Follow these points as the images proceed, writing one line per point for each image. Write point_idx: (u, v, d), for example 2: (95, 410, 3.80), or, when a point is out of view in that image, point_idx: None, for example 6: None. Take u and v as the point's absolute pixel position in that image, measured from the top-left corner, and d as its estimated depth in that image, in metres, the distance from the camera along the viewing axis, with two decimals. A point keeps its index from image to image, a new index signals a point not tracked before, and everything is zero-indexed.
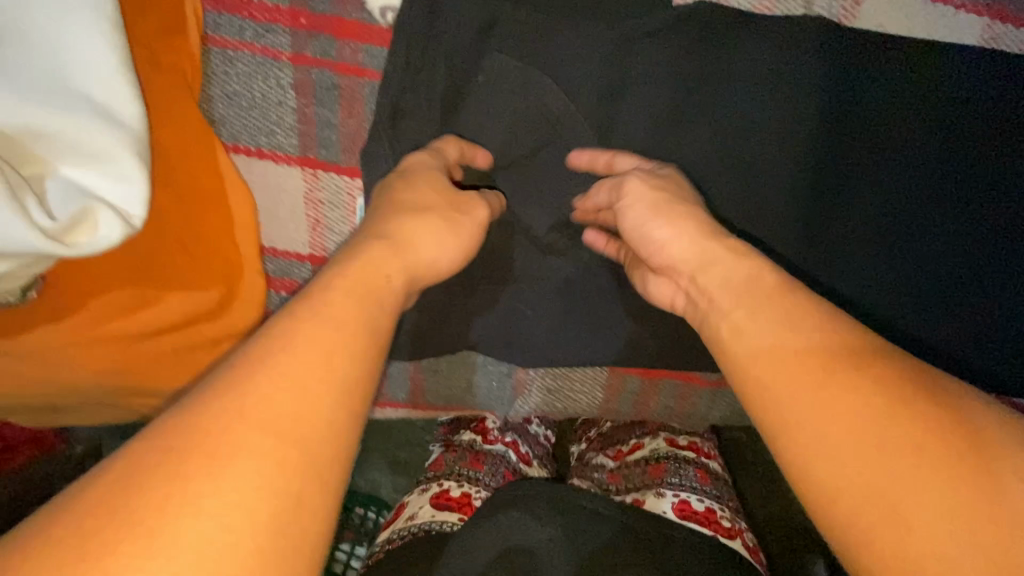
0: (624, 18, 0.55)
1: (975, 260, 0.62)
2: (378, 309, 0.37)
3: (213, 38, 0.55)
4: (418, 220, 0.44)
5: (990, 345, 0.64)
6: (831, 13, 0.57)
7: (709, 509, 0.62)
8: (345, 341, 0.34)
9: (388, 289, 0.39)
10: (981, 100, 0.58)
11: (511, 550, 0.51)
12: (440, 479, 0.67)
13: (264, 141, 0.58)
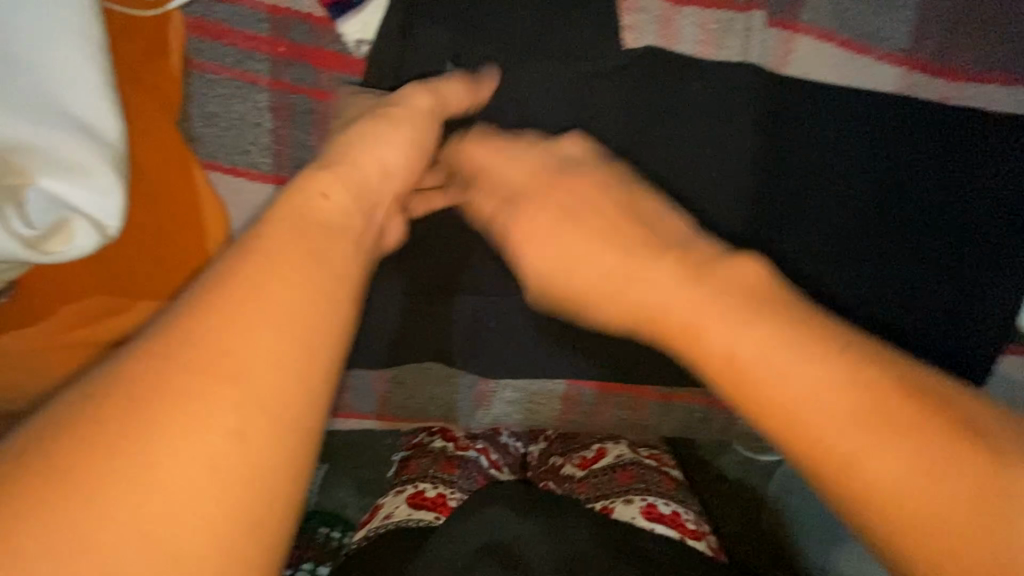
0: (581, 58, 0.61)
1: (910, 261, 0.68)
2: (332, 247, 0.39)
3: (194, 62, 0.59)
4: (363, 143, 0.48)
5: (936, 335, 0.70)
6: (764, 61, 0.63)
7: (674, 513, 0.73)
8: (300, 276, 0.37)
9: (339, 224, 0.41)
10: (906, 112, 0.64)
11: (494, 542, 0.59)
12: (416, 482, 0.78)
13: (239, 159, 0.62)
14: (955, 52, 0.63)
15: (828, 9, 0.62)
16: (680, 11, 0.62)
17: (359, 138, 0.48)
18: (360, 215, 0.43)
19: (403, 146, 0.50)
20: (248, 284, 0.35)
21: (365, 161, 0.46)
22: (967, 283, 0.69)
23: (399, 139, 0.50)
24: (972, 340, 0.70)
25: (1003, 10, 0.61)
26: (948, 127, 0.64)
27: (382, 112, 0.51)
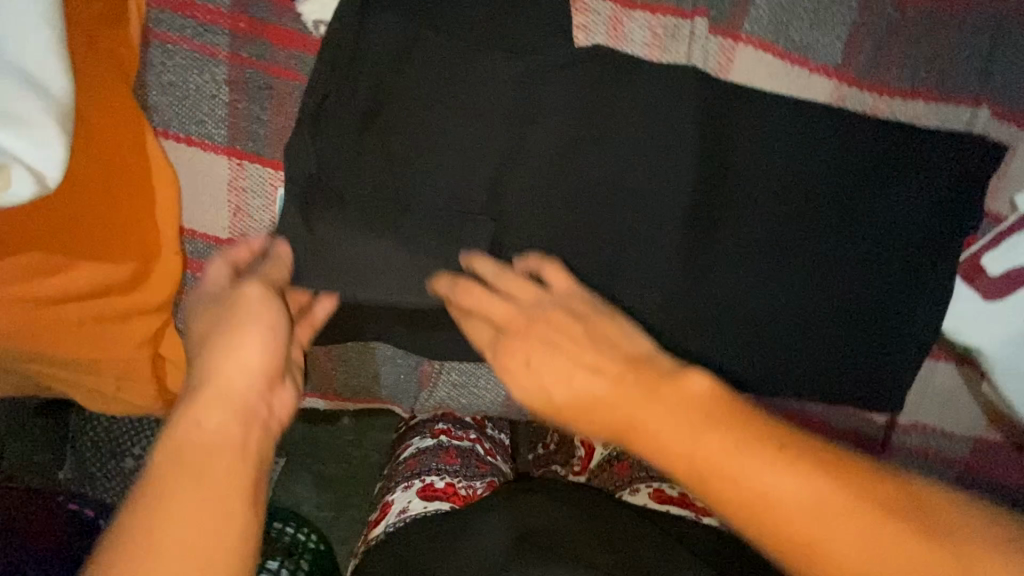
0: (532, 54, 0.65)
1: (837, 295, 0.71)
2: (222, 457, 0.48)
3: (153, 31, 0.60)
4: (220, 358, 0.53)
5: (859, 364, 0.73)
6: (706, 66, 0.67)
7: (682, 494, 0.74)
8: (200, 501, 0.45)
9: (229, 434, 0.49)
10: (842, 140, 0.68)
11: (528, 528, 0.60)
12: (422, 476, 0.78)
13: (193, 129, 0.62)
14: (883, 67, 0.67)
15: (766, 22, 0.67)
16: (629, 13, 0.65)
17: (226, 351, 0.53)
18: (249, 417, 0.51)
19: (259, 342, 0.54)
20: (152, 527, 0.43)
21: (227, 370, 0.52)
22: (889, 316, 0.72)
23: (251, 340, 0.54)
24: (888, 373, 0.74)
25: (925, 31, 0.66)
26: (878, 161, 0.68)
27: (229, 318, 0.55)
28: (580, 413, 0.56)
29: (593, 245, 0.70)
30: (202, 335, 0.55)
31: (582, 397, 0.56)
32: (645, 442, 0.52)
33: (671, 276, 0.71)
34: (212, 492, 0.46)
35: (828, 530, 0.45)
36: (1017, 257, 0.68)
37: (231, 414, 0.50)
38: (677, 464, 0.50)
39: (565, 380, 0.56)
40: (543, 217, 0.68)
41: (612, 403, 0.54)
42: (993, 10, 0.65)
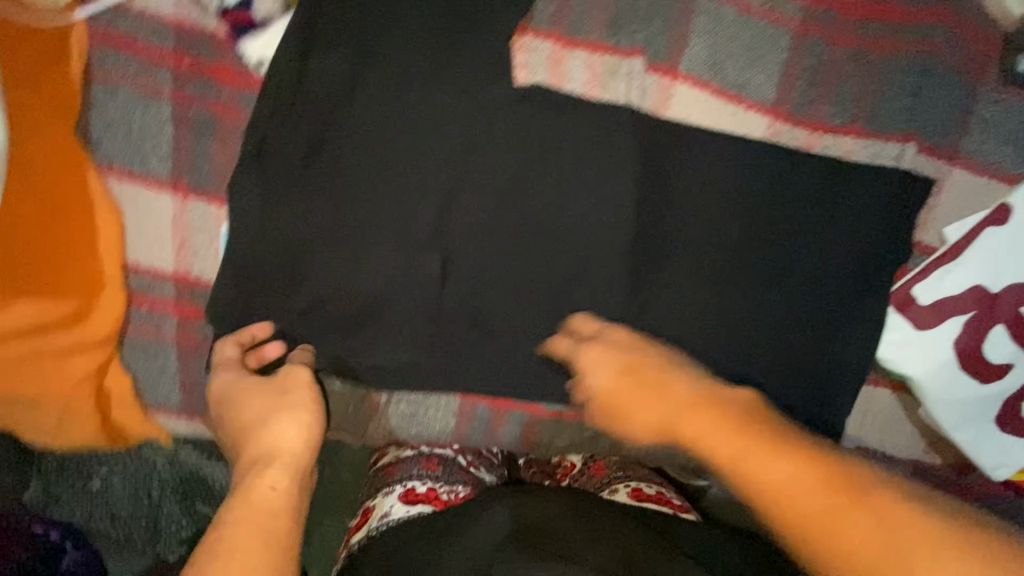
0: (473, 92, 0.66)
1: (772, 331, 0.71)
2: (278, 518, 0.50)
3: (97, 70, 0.61)
4: (272, 429, 0.56)
5: (809, 387, 0.71)
6: (645, 105, 0.69)
7: (659, 491, 0.70)
8: (255, 558, 0.46)
9: (285, 503, 0.52)
10: (775, 163, 0.69)
11: (528, 529, 0.53)
12: (404, 480, 0.69)
13: (137, 166, 0.63)
14: (816, 105, 0.69)
15: (703, 60, 0.69)
16: (570, 53, 0.68)
17: (276, 428, 0.56)
18: (299, 494, 0.54)
19: (305, 422, 0.57)
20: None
21: (278, 443, 0.55)
22: (834, 338, 0.71)
23: (299, 417, 0.57)
24: (836, 403, 0.72)
25: (853, 71, 0.69)
26: (814, 181, 0.69)
27: (280, 397, 0.59)
28: (637, 418, 0.59)
29: (536, 275, 0.70)
30: (248, 413, 0.58)
31: (637, 400, 0.59)
32: (684, 439, 0.55)
33: (623, 311, 0.71)
34: (265, 552, 0.47)
35: (825, 506, 0.44)
36: (946, 287, 0.70)
37: (286, 483, 0.53)
38: (713, 454, 0.52)
39: (616, 392, 0.61)
40: (490, 250, 0.69)
41: (669, 402, 0.57)
42: (914, 52, 0.68)
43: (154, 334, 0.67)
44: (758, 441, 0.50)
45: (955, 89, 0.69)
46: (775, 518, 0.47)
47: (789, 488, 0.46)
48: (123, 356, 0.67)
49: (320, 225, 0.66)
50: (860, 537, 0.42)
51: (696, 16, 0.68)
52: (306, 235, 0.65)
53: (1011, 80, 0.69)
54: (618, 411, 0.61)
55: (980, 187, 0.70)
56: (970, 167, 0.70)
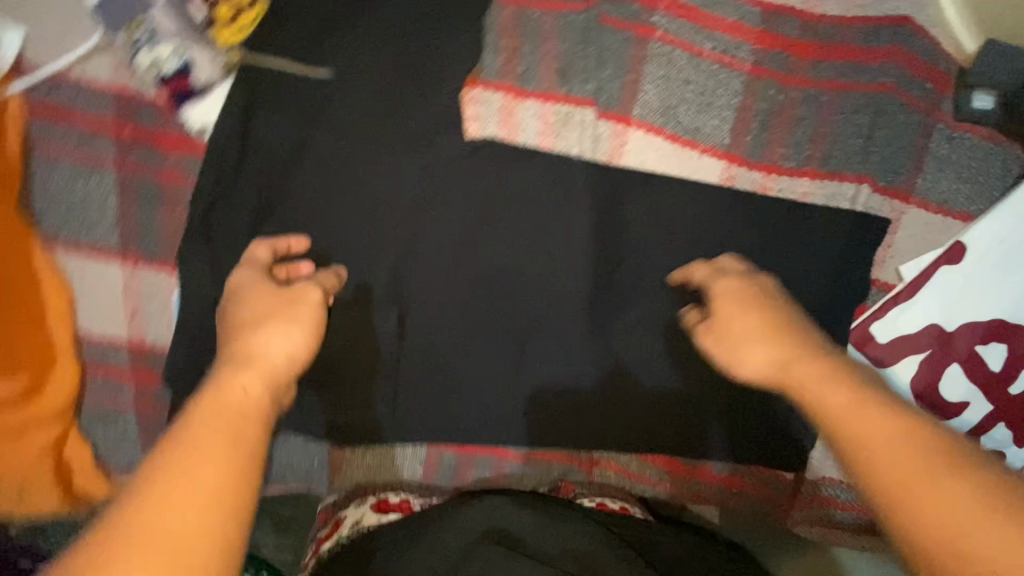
0: (423, 147, 0.66)
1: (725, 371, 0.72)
2: (246, 427, 0.40)
3: (37, 143, 0.60)
4: (272, 341, 0.48)
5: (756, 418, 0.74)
6: (599, 151, 0.69)
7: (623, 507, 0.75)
8: (214, 479, 0.36)
9: (252, 413, 0.41)
10: (729, 205, 0.68)
11: (491, 532, 0.59)
12: (378, 492, 0.73)
13: (83, 237, 0.62)
14: (770, 148, 0.69)
15: (656, 106, 0.69)
16: (521, 103, 0.68)
17: (275, 338, 0.48)
18: (276, 400, 0.44)
19: (308, 334, 0.49)
20: (162, 480, 0.35)
21: (268, 356, 0.46)
22: None
23: (305, 330, 0.49)
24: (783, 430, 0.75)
25: (806, 113, 0.68)
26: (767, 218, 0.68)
27: (290, 308, 0.50)
28: (751, 355, 0.50)
29: (495, 327, 0.70)
30: (246, 315, 0.50)
31: (751, 338, 0.51)
32: (792, 375, 0.47)
33: (583, 355, 0.72)
34: (231, 454, 0.38)
35: (889, 443, 0.38)
36: (902, 325, 0.69)
37: (259, 396, 0.42)
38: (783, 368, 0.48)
39: (734, 319, 0.53)
40: (448, 303, 0.69)
41: (780, 344, 0.49)
42: (868, 92, 0.68)
43: (111, 404, 0.65)
44: (813, 363, 0.46)
45: (909, 128, 0.68)
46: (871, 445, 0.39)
47: (853, 413, 0.41)
48: (84, 428, 0.65)
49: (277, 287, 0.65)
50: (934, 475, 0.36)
51: (646, 62, 0.68)
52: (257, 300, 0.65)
53: (966, 117, 0.68)
54: (734, 335, 0.52)
55: (935, 224, 0.70)
56: (924, 206, 0.70)
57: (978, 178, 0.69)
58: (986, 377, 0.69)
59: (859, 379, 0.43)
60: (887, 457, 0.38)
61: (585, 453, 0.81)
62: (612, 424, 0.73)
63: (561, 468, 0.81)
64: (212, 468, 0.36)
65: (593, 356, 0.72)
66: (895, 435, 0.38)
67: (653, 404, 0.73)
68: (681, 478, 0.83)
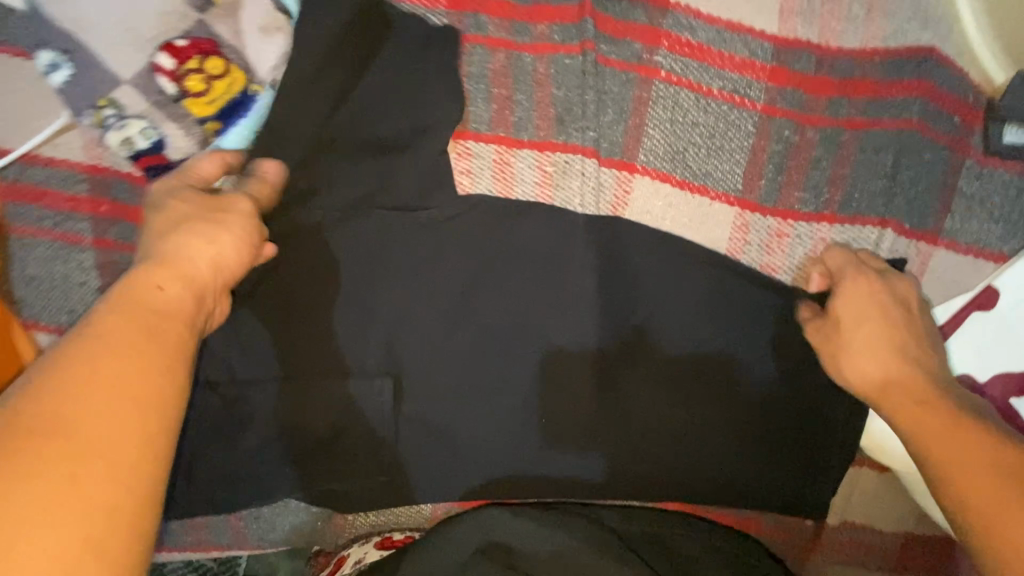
0: (418, 205, 0.62)
1: (740, 424, 0.69)
2: (166, 330, 0.41)
3: (13, 227, 0.58)
4: (197, 244, 0.47)
5: (771, 469, 0.71)
6: (603, 199, 0.65)
7: None
8: (137, 375, 0.37)
9: (173, 314, 0.42)
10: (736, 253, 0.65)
11: (487, 546, 0.61)
12: (384, 531, 0.71)
13: (64, 320, 0.59)
14: (786, 192, 0.65)
15: (661, 151, 0.65)
16: (517, 153, 0.64)
17: (204, 240, 0.48)
18: (201, 305, 0.45)
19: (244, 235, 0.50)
20: (73, 382, 0.35)
21: (194, 259, 0.46)
22: (796, 422, 0.69)
23: (235, 232, 0.49)
24: (803, 482, 0.72)
25: (824, 154, 0.64)
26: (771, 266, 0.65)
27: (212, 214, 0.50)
28: (858, 364, 0.56)
29: (500, 384, 0.67)
30: (174, 213, 0.49)
31: (866, 351, 0.56)
32: (895, 384, 0.54)
33: (591, 408, 0.69)
34: (156, 356, 0.39)
35: (934, 433, 0.48)
36: None
37: (181, 297, 0.44)
38: (885, 372, 0.55)
39: (856, 318, 0.58)
40: (451, 362, 0.66)
41: (887, 363, 0.55)
42: (890, 129, 0.63)
43: None
44: (913, 395, 0.52)
45: (934, 165, 0.64)
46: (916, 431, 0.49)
47: (901, 404, 0.52)
48: None
49: (271, 352, 0.63)
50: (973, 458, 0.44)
51: (650, 104, 0.64)
52: (253, 375, 0.63)
53: (997, 152, 0.63)
54: (853, 344, 0.57)
55: (966, 266, 0.66)
56: (953, 247, 0.65)
57: (1011, 217, 0.65)
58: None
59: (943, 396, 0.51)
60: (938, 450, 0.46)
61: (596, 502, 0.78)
62: (624, 480, 0.71)
63: None
64: (135, 370, 0.37)
65: (601, 410, 0.69)
66: (945, 431, 0.47)
67: (664, 454, 0.70)
68: None
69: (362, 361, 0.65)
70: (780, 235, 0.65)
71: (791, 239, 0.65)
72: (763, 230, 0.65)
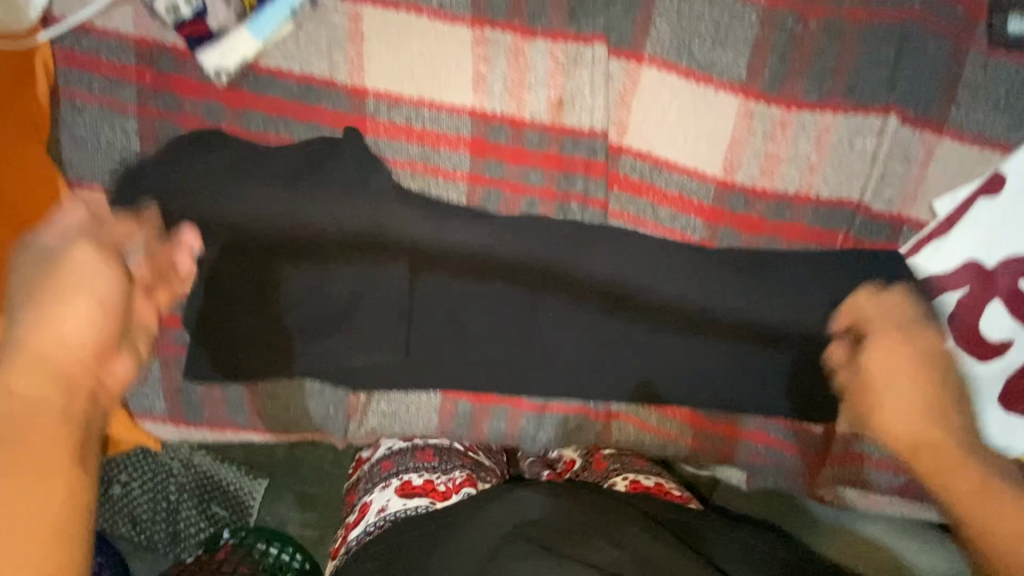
0: (436, 87, 0.66)
1: (741, 314, 0.71)
2: (34, 430, 0.36)
3: (63, 90, 0.62)
4: (52, 321, 0.41)
5: (770, 359, 0.74)
6: (614, 88, 0.67)
7: (658, 484, 0.74)
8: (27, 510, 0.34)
9: (35, 412, 0.37)
10: (738, 140, 0.68)
11: (520, 524, 0.54)
12: (400, 474, 0.71)
13: (106, 180, 0.65)
14: (791, 81, 0.66)
15: (670, 43, 0.66)
16: (530, 43, 0.65)
17: (51, 315, 0.41)
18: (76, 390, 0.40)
19: (98, 293, 0.43)
20: None
21: (47, 337, 0.40)
22: (794, 315, 0.71)
23: (95, 294, 0.43)
24: (799, 376, 0.75)
25: (828, 42, 0.65)
26: (770, 152, 0.68)
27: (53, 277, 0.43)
28: (928, 457, 0.50)
29: (513, 269, 0.70)
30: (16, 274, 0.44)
31: (926, 442, 0.51)
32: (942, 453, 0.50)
33: (600, 294, 0.71)
34: (33, 475, 0.35)
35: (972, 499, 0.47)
36: (937, 262, 0.68)
37: (48, 392, 0.38)
38: (905, 435, 0.52)
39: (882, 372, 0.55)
40: (465, 246, 0.69)
41: (932, 437, 0.51)
42: (897, 19, 0.64)
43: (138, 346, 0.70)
44: (962, 468, 0.49)
45: (939, 56, 0.65)
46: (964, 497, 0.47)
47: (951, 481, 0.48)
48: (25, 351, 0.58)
49: (292, 227, 0.66)
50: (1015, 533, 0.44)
51: None
52: (275, 249, 0.66)
53: (1003, 41, 0.64)
54: (879, 403, 0.53)
55: (971, 158, 0.66)
56: (959, 138, 0.66)
57: (1018, 108, 0.65)
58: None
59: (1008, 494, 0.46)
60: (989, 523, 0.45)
61: (601, 404, 0.78)
62: (632, 392, 0.76)
63: (577, 418, 0.79)
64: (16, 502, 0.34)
65: (611, 299, 0.72)
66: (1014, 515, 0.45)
67: (670, 343, 0.73)
68: (703, 431, 0.80)
69: (381, 238, 0.67)
70: (781, 122, 0.67)
71: (793, 126, 0.67)
72: (765, 118, 0.67)
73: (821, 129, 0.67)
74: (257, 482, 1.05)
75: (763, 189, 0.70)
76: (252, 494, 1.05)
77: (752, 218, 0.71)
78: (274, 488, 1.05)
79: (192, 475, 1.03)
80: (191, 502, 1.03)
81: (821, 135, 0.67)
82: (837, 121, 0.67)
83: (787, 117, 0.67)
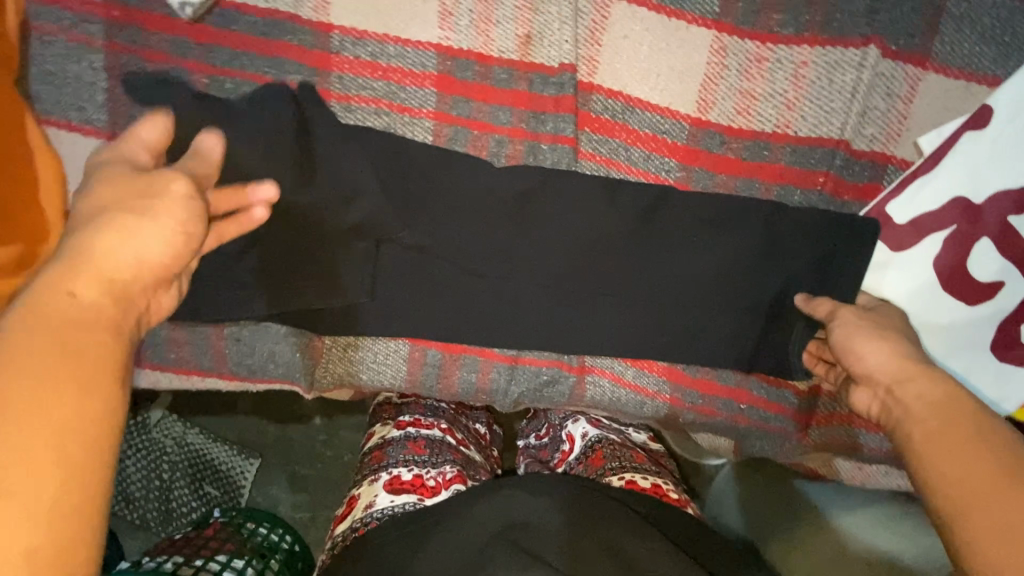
0: (402, 23, 0.65)
1: (724, 262, 0.68)
2: (85, 350, 0.38)
3: (34, 25, 0.63)
4: (111, 237, 0.42)
5: (758, 308, 0.70)
6: (583, 24, 0.66)
7: (655, 484, 0.77)
8: (51, 412, 0.36)
9: (91, 324, 0.39)
10: (713, 77, 0.66)
11: (509, 526, 0.60)
12: (389, 468, 0.78)
13: (74, 116, 0.66)
14: (765, 14, 0.64)
15: None
16: None
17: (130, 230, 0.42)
18: (126, 313, 0.42)
19: (173, 228, 0.44)
20: None
21: (109, 249, 0.41)
22: (774, 259, 0.68)
23: (172, 222, 0.44)
24: (779, 330, 0.70)
25: None
26: (746, 89, 0.66)
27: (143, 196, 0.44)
28: (910, 389, 0.55)
29: (491, 215, 0.68)
30: (103, 192, 0.45)
31: (910, 376, 0.56)
32: (920, 395, 0.54)
33: (580, 245, 0.69)
34: (78, 380, 0.37)
35: (955, 441, 0.49)
36: (922, 202, 0.65)
37: (103, 303, 0.40)
38: (888, 372, 0.57)
39: (854, 324, 0.62)
40: (440, 191, 0.67)
41: (917, 371, 0.56)
42: None
43: None
44: (925, 385, 0.54)
45: None
46: (933, 440, 0.50)
47: (923, 406, 0.53)
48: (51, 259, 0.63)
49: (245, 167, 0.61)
50: (993, 469, 0.46)
51: None
52: None
53: None
54: (851, 343, 0.61)
55: (957, 93, 0.64)
56: (943, 71, 0.64)
57: (1004, 38, 0.62)
58: (1018, 252, 0.65)
59: (996, 441, 0.48)
60: (954, 464, 0.48)
61: (575, 358, 0.76)
62: (613, 348, 0.72)
63: (550, 371, 0.77)
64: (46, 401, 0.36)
65: (591, 249, 0.69)
66: (987, 455, 0.47)
67: (652, 296, 0.70)
68: (681, 388, 0.77)
69: (345, 179, 0.64)
70: (757, 57, 0.65)
71: (770, 60, 0.65)
72: (741, 53, 0.65)
73: (799, 63, 0.65)
74: (248, 461, 1.01)
75: (739, 127, 0.67)
76: (243, 473, 1.01)
77: (727, 158, 0.68)
78: (264, 470, 1.02)
79: (183, 453, 1.00)
80: (183, 480, 0.99)
81: (799, 69, 0.65)
82: (817, 55, 0.64)
83: (763, 51, 0.65)
